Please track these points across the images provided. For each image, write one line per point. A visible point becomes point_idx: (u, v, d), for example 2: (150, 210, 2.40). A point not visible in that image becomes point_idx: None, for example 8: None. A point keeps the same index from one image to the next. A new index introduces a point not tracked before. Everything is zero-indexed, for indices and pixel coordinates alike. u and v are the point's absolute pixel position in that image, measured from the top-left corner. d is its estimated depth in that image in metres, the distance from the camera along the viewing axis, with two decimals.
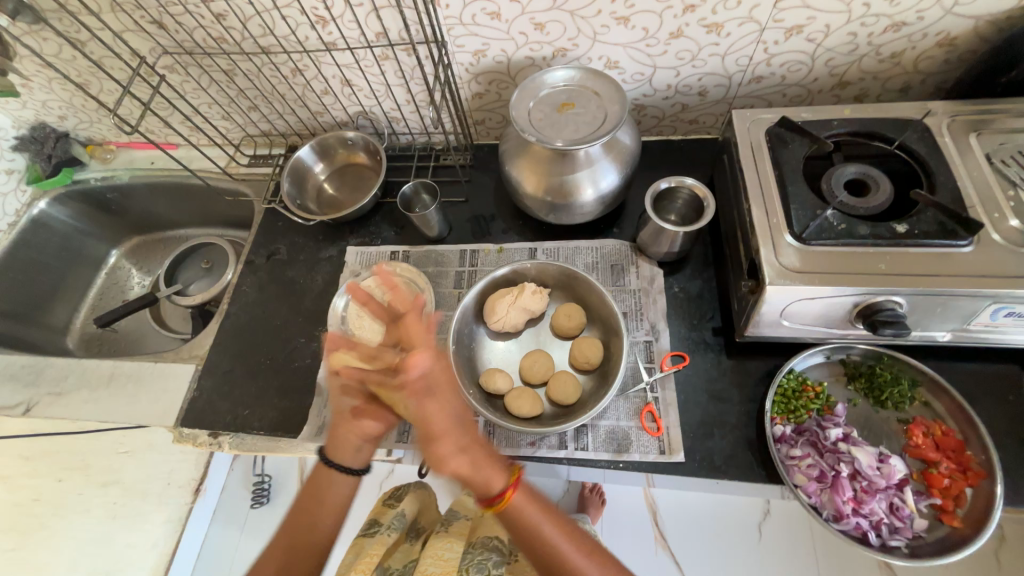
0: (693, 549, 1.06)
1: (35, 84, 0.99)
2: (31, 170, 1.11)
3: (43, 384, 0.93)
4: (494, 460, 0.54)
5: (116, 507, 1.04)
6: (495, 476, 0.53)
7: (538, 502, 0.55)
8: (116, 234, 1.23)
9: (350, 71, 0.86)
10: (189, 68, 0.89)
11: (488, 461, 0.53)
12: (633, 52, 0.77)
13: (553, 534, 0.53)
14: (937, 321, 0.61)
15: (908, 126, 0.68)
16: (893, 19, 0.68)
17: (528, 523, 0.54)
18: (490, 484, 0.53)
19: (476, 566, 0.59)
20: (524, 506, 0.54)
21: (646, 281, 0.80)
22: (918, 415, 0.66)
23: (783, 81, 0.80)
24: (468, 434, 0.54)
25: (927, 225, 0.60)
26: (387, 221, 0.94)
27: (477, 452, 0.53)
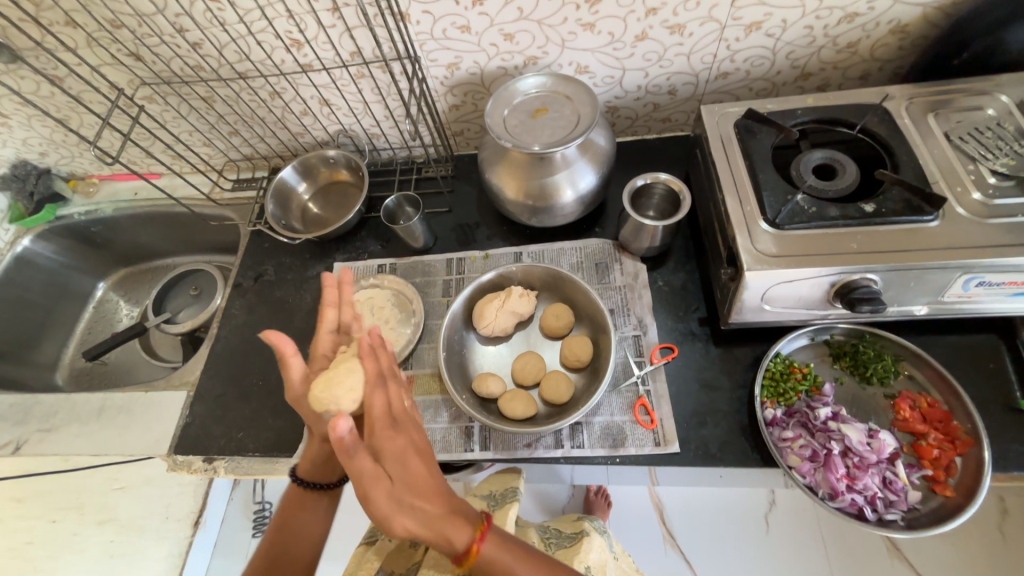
0: (702, 546, 1.05)
1: (14, 122, 0.99)
2: (15, 209, 1.11)
3: (32, 422, 0.92)
4: (459, 514, 0.48)
5: (112, 544, 1.01)
6: (459, 533, 0.47)
7: (511, 549, 0.50)
8: (102, 267, 1.22)
9: (327, 90, 0.87)
10: (168, 97, 0.90)
11: (445, 522, 0.46)
12: (601, 56, 0.80)
13: None
14: (912, 295, 0.63)
15: (869, 110, 0.71)
16: (846, 10, 0.71)
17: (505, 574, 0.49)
18: (452, 540, 0.47)
19: None
20: (497, 555, 0.49)
21: (631, 277, 0.81)
22: (904, 389, 0.67)
23: (748, 75, 0.82)
24: (420, 491, 0.46)
25: (894, 203, 0.62)
26: (372, 236, 0.95)
27: (432, 513, 0.46)
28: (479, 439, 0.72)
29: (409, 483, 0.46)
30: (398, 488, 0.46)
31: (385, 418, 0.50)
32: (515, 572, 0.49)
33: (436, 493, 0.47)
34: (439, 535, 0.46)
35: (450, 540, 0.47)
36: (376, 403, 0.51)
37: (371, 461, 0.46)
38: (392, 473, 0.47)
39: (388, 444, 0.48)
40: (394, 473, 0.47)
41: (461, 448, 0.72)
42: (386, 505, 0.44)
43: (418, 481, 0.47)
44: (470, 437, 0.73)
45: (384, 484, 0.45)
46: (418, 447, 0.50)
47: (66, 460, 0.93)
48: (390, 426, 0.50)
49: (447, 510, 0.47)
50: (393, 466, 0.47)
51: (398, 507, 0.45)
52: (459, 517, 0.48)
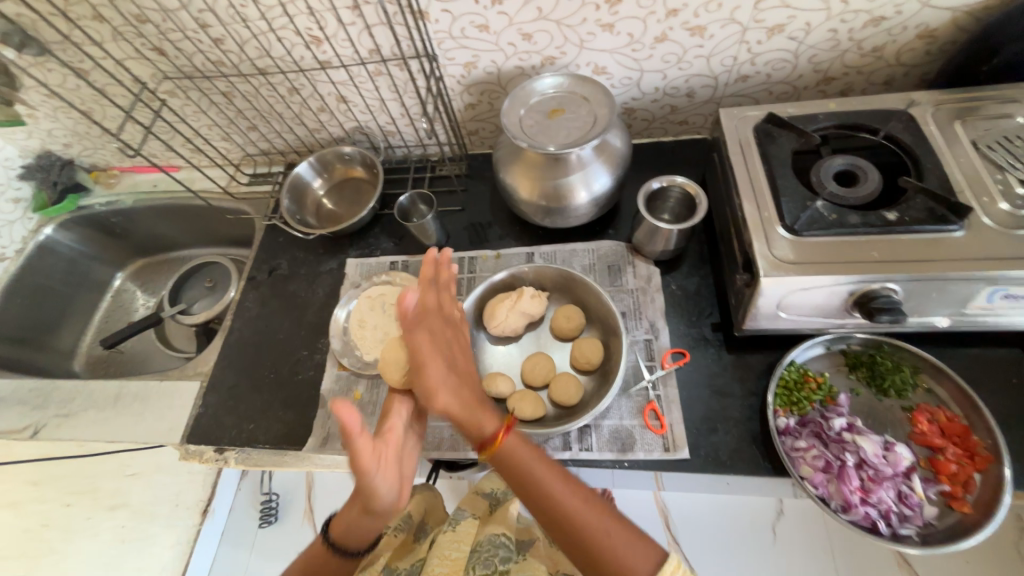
0: (706, 553, 1.04)
1: (40, 113, 1.01)
2: (38, 197, 1.14)
3: (50, 407, 0.94)
4: (488, 407, 0.58)
5: (124, 531, 1.02)
6: (487, 420, 0.57)
7: (530, 447, 0.56)
8: (120, 257, 1.24)
9: (345, 87, 0.88)
10: (190, 92, 0.92)
11: (477, 408, 0.57)
12: (619, 57, 0.79)
13: (548, 478, 0.53)
14: (933, 307, 0.61)
15: (893, 116, 0.69)
16: (872, 14, 0.70)
17: (519, 470, 0.54)
18: (480, 423, 0.56)
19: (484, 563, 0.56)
20: (517, 449, 0.55)
21: (644, 280, 0.81)
22: (922, 402, 0.66)
23: (769, 79, 0.81)
24: (459, 376, 0.58)
25: (917, 211, 0.60)
26: (385, 232, 0.96)
27: (466, 396, 0.57)
28: None
29: (449, 368, 0.58)
30: (444, 367, 0.57)
31: (437, 313, 0.61)
32: (535, 471, 0.54)
33: (472, 383, 0.59)
34: (470, 416, 0.57)
35: (479, 424, 0.57)
36: (430, 298, 0.61)
37: (426, 341, 0.58)
38: (438, 357, 0.58)
39: (436, 332, 0.59)
40: (440, 357, 0.58)
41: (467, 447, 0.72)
42: (432, 379, 0.56)
43: (459, 366, 0.59)
44: None
45: (433, 362, 0.57)
46: (461, 342, 0.62)
47: (81, 445, 0.95)
48: (440, 317, 0.61)
49: (478, 398, 0.58)
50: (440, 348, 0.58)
51: (442, 383, 0.56)
52: (486, 410, 0.58)
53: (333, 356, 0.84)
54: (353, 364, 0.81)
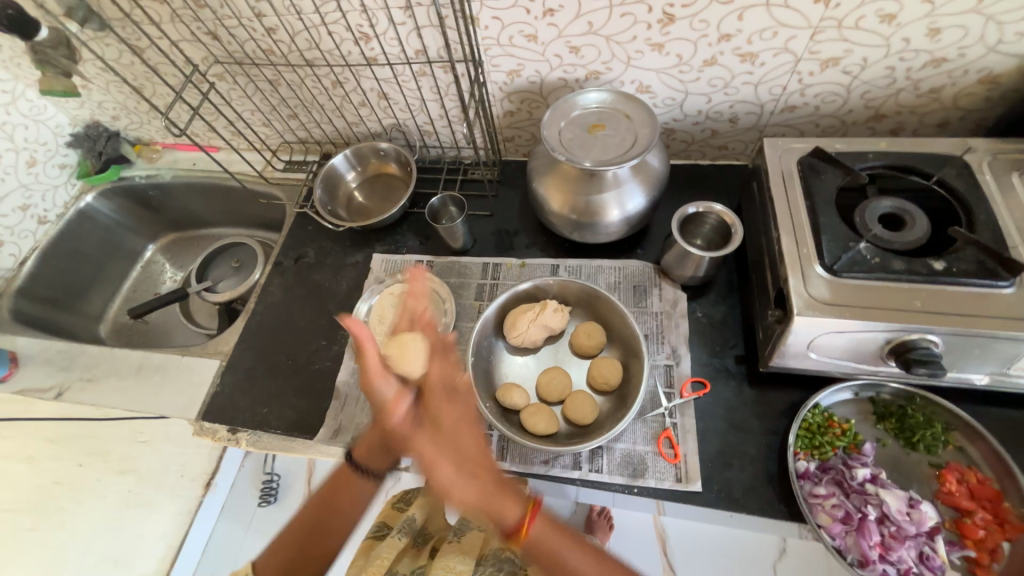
0: None
1: (94, 86, 1.05)
2: (83, 165, 1.18)
3: (76, 369, 0.97)
4: (509, 492, 0.54)
5: (131, 495, 1.03)
6: (508, 508, 0.53)
7: (559, 532, 0.55)
8: (153, 229, 1.28)
9: (388, 85, 0.89)
10: (237, 76, 0.94)
11: (499, 492, 0.54)
12: (665, 77, 0.78)
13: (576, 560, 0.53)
14: (972, 363, 0.59)
15: (946, 162, 0.67)
16: (933, 55, 0.67)
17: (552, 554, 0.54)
18: (500, 514, 0.53)
19: None
20: (545, 537, 0.54)
21: (669, 304, 0.79)
22: (951, 460, 0.63)
23: (817, 111, 0.79)
24: (477, 465, 0.55)
25: (965, 263, 0.58)
26: (412, 231, 0.96)
27: (488, 482, 0.54)
28: (497, 448, 0.73)
29: (461, 453, 0.56)
30: (454, 468, 0.54)
31: (443, 391, 0.61)
32: (558, 548, 0.54)
33: (486, 469, 0.55)
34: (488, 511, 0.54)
35: (500, 515, 0.53)
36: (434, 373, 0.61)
37: (429, 438, 0.56)
38: (448, 451, 0.55)
39: (445, 417, 0.58)
40: (451, 445, 0.56)
41: None
42: (444, 477, 0.54)
43: (474, 457, 0.55)
44: (487, 445, 0.73)
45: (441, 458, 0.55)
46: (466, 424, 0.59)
47: (100, 410, 0.98)
48: (447, 397, 0.60)
49: (499, 482, 0.55)
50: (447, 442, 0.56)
51: (452, 482, 0.53)
52: (508, 492, 0.54)
53: (351, 349, 0.84)
54: None
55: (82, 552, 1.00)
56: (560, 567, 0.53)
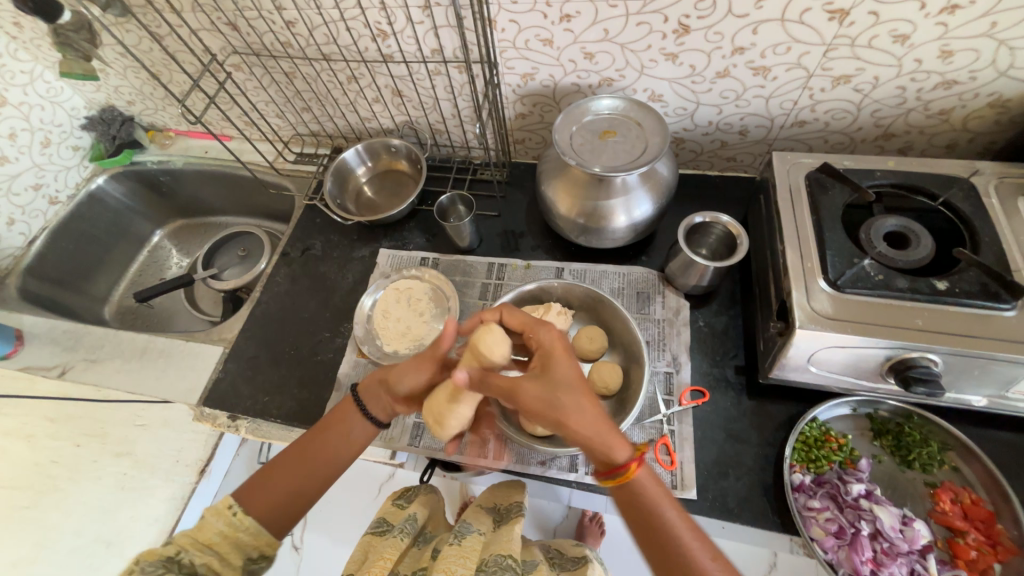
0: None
1: (112, 70, 1.06)
2: (96, 148, 1.19)
3: (80, 349, 0.98)
4: (618, 429, 0.51)
5: (125, 478, 1.05)
6: (617, 448, 0.50)
7: (662, 491, 0.50)
8: (162, 215, 1.29)
9: (403, 82, 0.90)
10: (254, 67, 0.95)
11: (609, 432, 0.51)
12: (677, 87, 0.79)
13: (676, 523, 0.48)
14: (971, 384, 0.60)
15: (953, 183, 0.68)
16: (944, 77, 0.68)
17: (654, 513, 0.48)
18: (610, 453, 0.50)
19: None
20: (651, 489, 0.50)
21: (672, 312, 0.80)
22: (946, 479, 0.63)
23: (826, 127, 0.80)
24: (585, 398, 0.52)
25: (968, 284, 0.58)
26: (419, 228, 0.97)
27: (601, 419, 0.51)
28: (495, 447, 0.74)
29: (566, 396, 0.51)
30: (558, 399, 0.51)
31: (546, 349, 0.56)
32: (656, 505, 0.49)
33: (598, 404, 0.52)
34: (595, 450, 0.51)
35: (610, 450, 0.50)
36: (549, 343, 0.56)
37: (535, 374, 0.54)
38: (552, 392, 0.52)
39: (547, 364, 0.54)
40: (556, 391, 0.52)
41: (475, 453, 0.74)
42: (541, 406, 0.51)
43: (581, 384, 0.53)
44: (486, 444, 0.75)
45: (564, 396, 0.51)
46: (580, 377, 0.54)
47: (102, 391, 0.99)
48: (552, 353, 0.55)
49: (610, 422, 0.51)
50: (569, 406, 0.51)
51: (568, 411, 0.51)
52: (616, 435, 0.51)
53: (354, 342, 0.85)
54: (373, 353, 0.82)
55: (73, 532, 1.00)
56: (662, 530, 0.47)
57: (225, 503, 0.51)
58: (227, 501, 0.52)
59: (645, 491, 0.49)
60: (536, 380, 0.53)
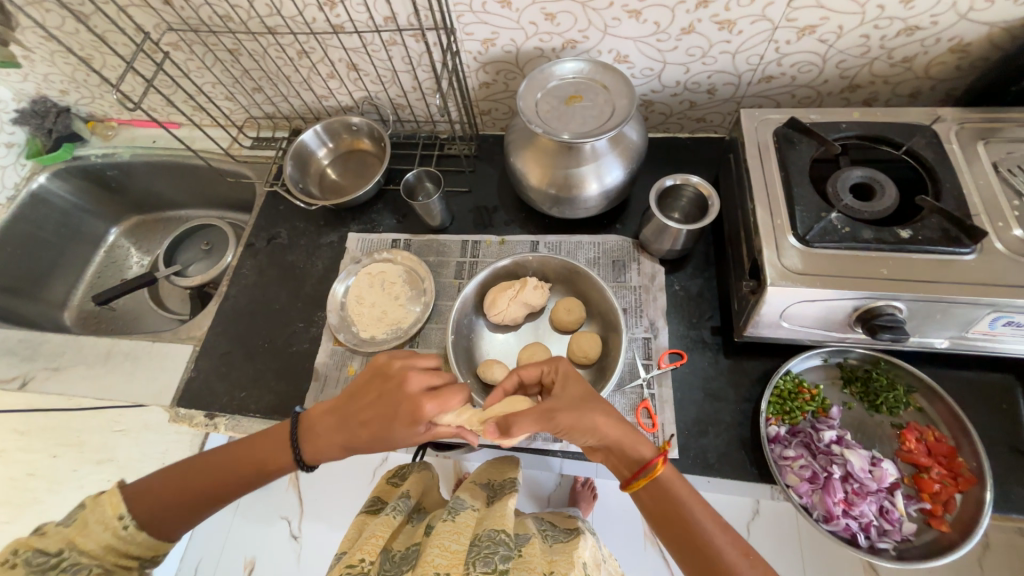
0: None
1: (37, 56, 0.98)
2: (32, 144, 1.11)
3: (40, 358, 0.93)
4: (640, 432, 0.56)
5: (110, 484, 1.00)
6: (645, 447, 0.54)
7: (689, 490, 0.53)
8: (115, 212, 1.22)
9: (357, 55, 0.85)
10: (194, 46, 0.88)
11: (636, 433, 0.56)
12: (643, 46, 0.76)
13: (701, 518, 0.51)
14: (934, 328, 0.61)
15: (916, 131, 0.68)
16: (907, 22, 0.67)
17: (682, 509, 0.51)
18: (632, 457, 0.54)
19: (484, 560, 0.53)
20: (677, 487, 0.53)
21: (647, 278, 0.80)
22: (912, 420, 0.66)
23: (793, 81, 0.79)
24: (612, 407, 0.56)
25: (930, 231, 0.59)
26: (388, 209, 0.94)
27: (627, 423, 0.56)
28: None
29: (597, 407, 0.55)
30: (593, 411, 0.54)
31: (565, 370, 0.58)
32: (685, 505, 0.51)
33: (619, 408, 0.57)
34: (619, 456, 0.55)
35: (634, 453, 0.54)
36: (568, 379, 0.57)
37: (562, 391, 0.56)
38: (584, 405, 0.55)
39: (571, 385, 0.57)
40: (587, 404, 0.55)
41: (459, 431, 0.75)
42: (578, 420, 0.54)
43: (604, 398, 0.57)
44: None
45: (596, 403, 0.55)
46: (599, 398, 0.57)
47: (70, 399, 0.95)
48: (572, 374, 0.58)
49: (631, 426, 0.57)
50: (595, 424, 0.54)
51: (606, 417, 0.54)
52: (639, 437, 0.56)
53: (329, 331, 0.83)
54: (349, 340, 0.80)
55: None
56: (687, 524, 0.50)
57: (115, 512, 0.50)
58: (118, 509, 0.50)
59: (673, 488, 0.52)
60: (566, 394, 0.56)
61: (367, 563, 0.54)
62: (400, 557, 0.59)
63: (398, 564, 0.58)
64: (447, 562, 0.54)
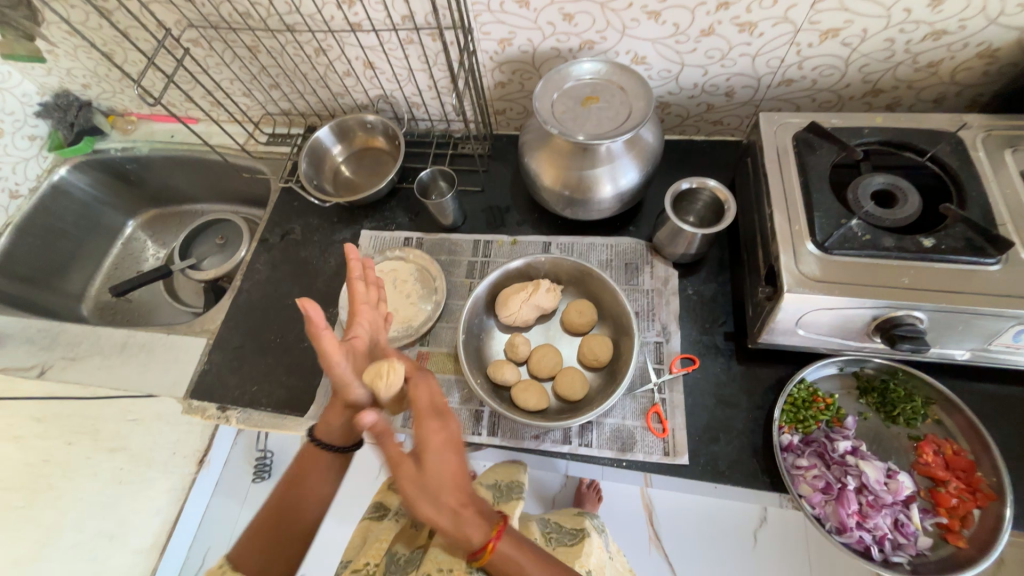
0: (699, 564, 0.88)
1: (61, 51, 0.99)
2: (54, 137, 1.13)
3: (58, 348, 0.95)
4: (476, 511, 0.50)
5: (123, 473, 1.01)
6: (473, 530, 0.49)
7: (526, 555, 0.51)
8: (133, 205, 1.23)
9: (374, 53, 0.85)
10: (214, 42, 0.89)
11: (468, 517, 0.49)
12: (662, 48, 0.76)
13: None
14: (955, 340, 0.60)
15: (942, 138, 0.66)
16: (934, 27, 0.66)
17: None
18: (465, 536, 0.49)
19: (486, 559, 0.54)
20: (510, 558, 0.50)
21: (660, 282, 0.79)
22: (930, 432, 0.65)
23: (814, 85, 0.78)
24: (453, 481, 0.50)
25: (954, 240, 0.58)
26: (401, 208, 0.94)
27: (461, 506, 0.49)
28: (488, 424, 0.74)
29: (445, 470, 0.50)
30: (433, 485, 0.49)
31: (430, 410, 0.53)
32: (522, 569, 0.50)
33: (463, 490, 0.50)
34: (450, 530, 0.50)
35: (463, 537, 0.49)
36: (421, 398, 0.54)
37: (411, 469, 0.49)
38: (431, 466, 0.49)
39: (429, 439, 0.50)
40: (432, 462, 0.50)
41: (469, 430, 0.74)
42: (417, 491, 0.49)
43: (454, 472, 0.50)
44: (479, 421, 0.74)
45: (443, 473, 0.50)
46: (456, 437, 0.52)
47: (85, 389, 0.97)
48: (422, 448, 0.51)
49: (471, 505, 0.50)
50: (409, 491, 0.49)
51: (429, 493, 0.49)
52: (477, 515, 0.50)
53: (341, 327, 0.83)
54: None
55: (76, 528, 0.97)
56: None
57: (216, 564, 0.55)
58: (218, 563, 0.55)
59: (505, 561, 0.49)
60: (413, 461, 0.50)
61: (371, 566, 0.58)
62: (405, 560, 0.58)
63: (403, 567, 0.57)
64: (449, 558, 0.54)
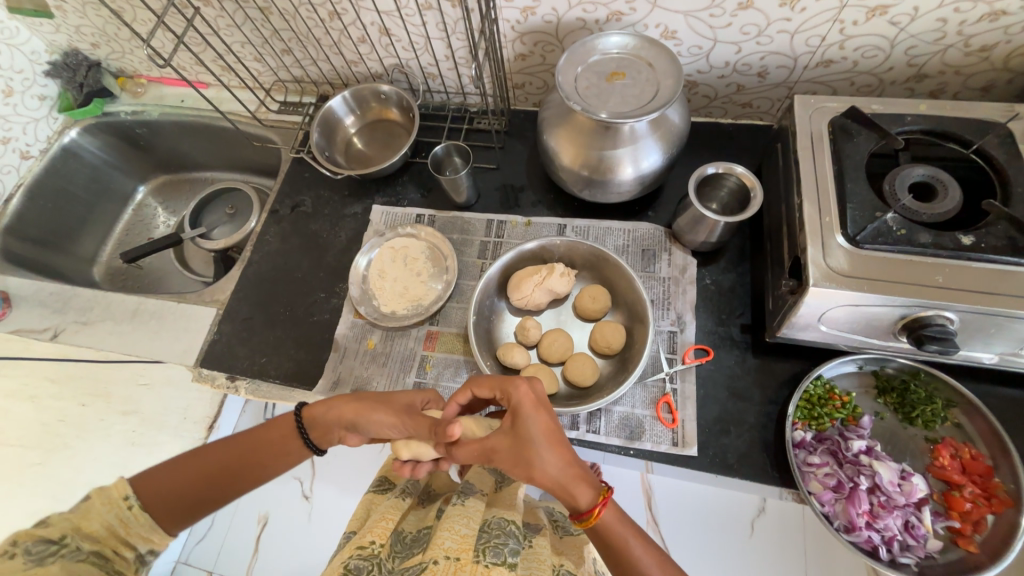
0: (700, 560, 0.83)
1: (68, 7, 0.97)
2: (64, 98, 1.12)
3: (71, 312, 0.96)
4: (582, 474, 0.50)
5: (135, 435, 1.01)
6: (582, 493, 0.50)
7: (626, 523, 0.51)
8: (143, 170, 1.22)
9: (390, 19, 0.81)
10: (224, 2, 0.86)
11: (575, 478, 0.50)
12: (694, 22, 0.71)
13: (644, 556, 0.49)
14: (984, 342, 0.58)
15: (990, 129, 0.62)
16: (992, 6, 0.61)
17: (621, 546, 0.50)
18: (574, 499, 0.50)
19: (493, 548, 0.51)
20: (615, 524, 0.50)
21: (678, 270, 0.77)
22: (948, 435, 0.63)
23: (854, 67, 0.73)
24: (551, 444, 0.51)
25: (995, 239, 0.55)
26: (414, 183, 0.92)
27: (565, 468, 0.50)
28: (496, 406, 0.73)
29: (539, 436, 0.51)
30: (536, 451, 0.50)
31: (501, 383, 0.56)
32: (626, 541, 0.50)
33: (565, 451, 0.51)
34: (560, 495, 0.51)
35: (572, 497, 0.50)
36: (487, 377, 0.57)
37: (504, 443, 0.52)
38: (524, 434, 0.51)
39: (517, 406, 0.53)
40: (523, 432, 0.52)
41: None
42: (523, 459, 0.51)
43: (547, 436, 0.51)
44: None
45: (534, 452, 0.51)
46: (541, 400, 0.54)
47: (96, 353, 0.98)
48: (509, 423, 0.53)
49: (575, 466, 0.51)
50: (517, 460, 0.51)
51: (535, 460, 0.50)
52: (583, 479, 0.50)
53: (350, 303, 0.83)
54: (369, 313, 0.80)
55: None
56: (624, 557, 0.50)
57: (120, 493, 0.49)
58: (122, 491, 0.49)
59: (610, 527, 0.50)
60: (505, 436, 0.52)
61: (377, 544, 0.54)
62: (411, 539, 0.58)
63: (410, 545, 0.57)
64: (456, 546, 0.52)
